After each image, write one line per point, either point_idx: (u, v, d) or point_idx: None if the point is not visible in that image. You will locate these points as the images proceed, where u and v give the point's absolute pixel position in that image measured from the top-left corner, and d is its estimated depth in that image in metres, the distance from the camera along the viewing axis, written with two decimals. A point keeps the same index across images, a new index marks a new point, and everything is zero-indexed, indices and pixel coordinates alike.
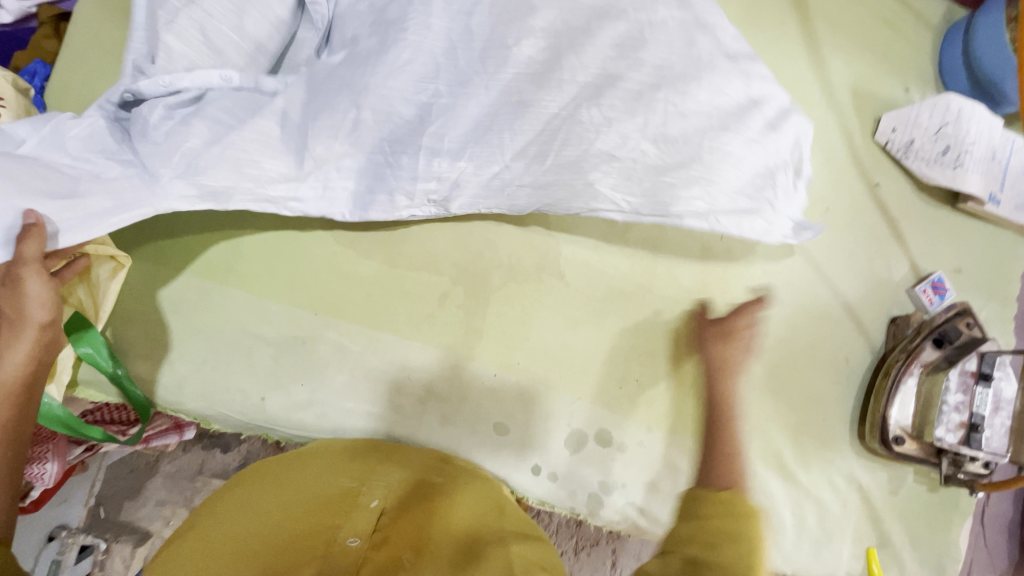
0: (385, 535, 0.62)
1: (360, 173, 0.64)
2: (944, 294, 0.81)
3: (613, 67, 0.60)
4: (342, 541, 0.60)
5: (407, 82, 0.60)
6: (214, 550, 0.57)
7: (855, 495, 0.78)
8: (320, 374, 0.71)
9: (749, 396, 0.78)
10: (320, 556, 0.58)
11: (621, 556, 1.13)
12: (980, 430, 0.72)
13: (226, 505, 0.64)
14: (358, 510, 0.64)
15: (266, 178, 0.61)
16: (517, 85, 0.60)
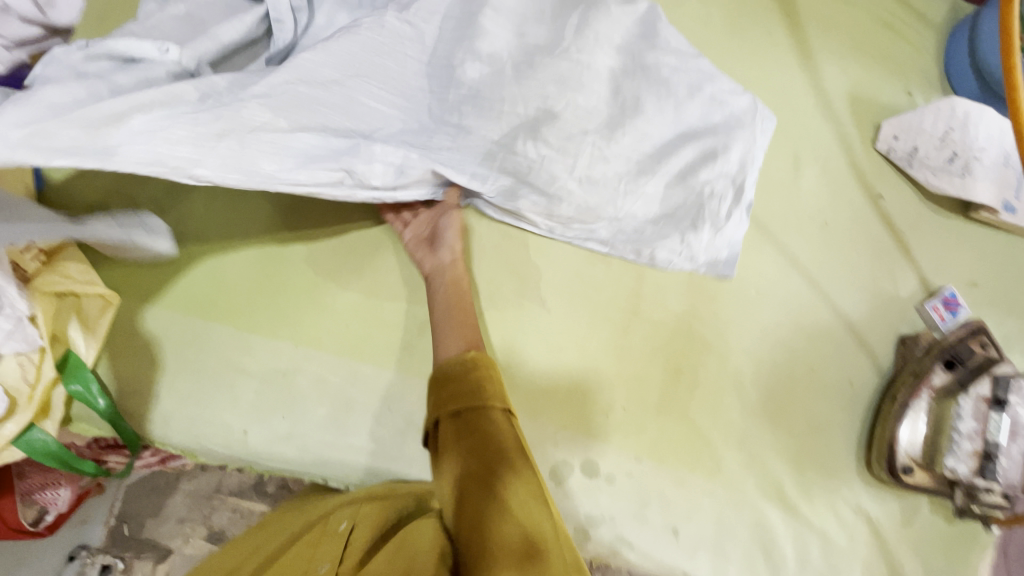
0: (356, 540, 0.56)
1: (298, 147, 0.52)
2: (958, 309, 0.76)
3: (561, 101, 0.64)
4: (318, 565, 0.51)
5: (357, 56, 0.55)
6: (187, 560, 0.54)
7: (863, 527, 0.74)
8: (301, 407, 0.71)
9: (744, 422, 0.74)
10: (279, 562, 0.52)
11: None
12: (997, 459, 0.66)
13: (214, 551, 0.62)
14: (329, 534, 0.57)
15: (187, 139, 0.46)
16: (461, 108, 0.61)
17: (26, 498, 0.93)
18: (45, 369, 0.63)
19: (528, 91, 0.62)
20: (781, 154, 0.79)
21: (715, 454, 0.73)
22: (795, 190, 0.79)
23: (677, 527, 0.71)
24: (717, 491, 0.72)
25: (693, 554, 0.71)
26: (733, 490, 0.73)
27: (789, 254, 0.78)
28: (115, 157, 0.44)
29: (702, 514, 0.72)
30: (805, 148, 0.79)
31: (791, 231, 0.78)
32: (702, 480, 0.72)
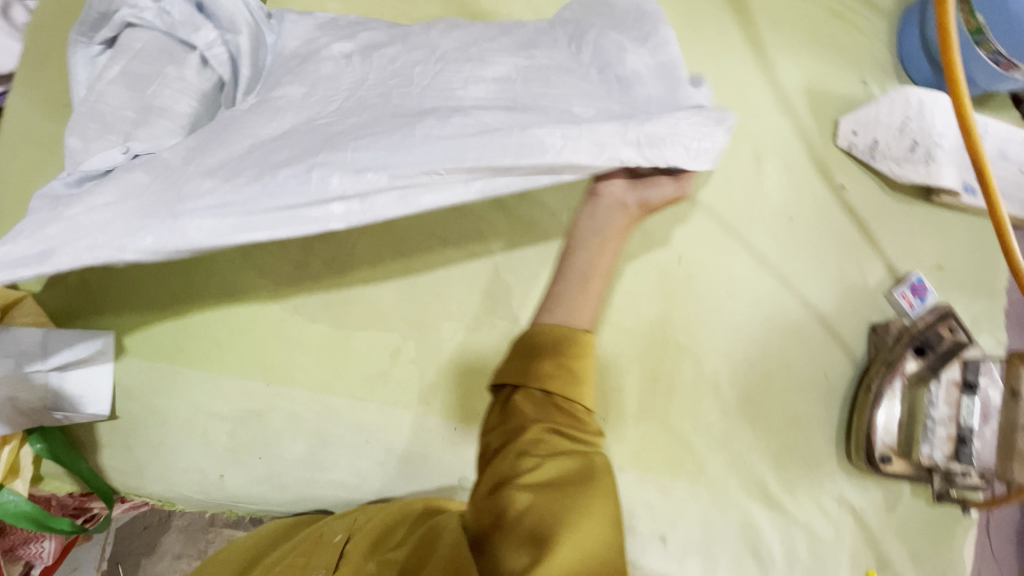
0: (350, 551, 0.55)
1: (225, 201, 0.44)
2: (926, 296, 0.77)
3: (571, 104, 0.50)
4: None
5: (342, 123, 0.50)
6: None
7: (848, 517, 0.74)
8: (277, 445, 0.70)
9: (724, 423, 0.74)
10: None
11: None
12: (971, 443, 0.67)
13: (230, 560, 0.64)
14: (324, 544, 0.59)
15: (113, 232, 0.44)
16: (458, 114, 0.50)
17: (10, 553, 0.92)
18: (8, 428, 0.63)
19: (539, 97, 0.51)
20: (743, 152, 0.79)
21: (697, 457, 0.73)
22: (759, 187, 0.78)
23: (664, 534, 0.72)
24: (701, 494, 0.73)
25: (681, 559, 0.71)
26: (717, 493, 0.73)
27: (758, 251, 0.78)
28: (52, 259, 0.45)
29: (688, 518, 0.72)
30: (765, 144, 0.79)
31: (758, 229, 0.78)
32: (686, 485, 0.72)
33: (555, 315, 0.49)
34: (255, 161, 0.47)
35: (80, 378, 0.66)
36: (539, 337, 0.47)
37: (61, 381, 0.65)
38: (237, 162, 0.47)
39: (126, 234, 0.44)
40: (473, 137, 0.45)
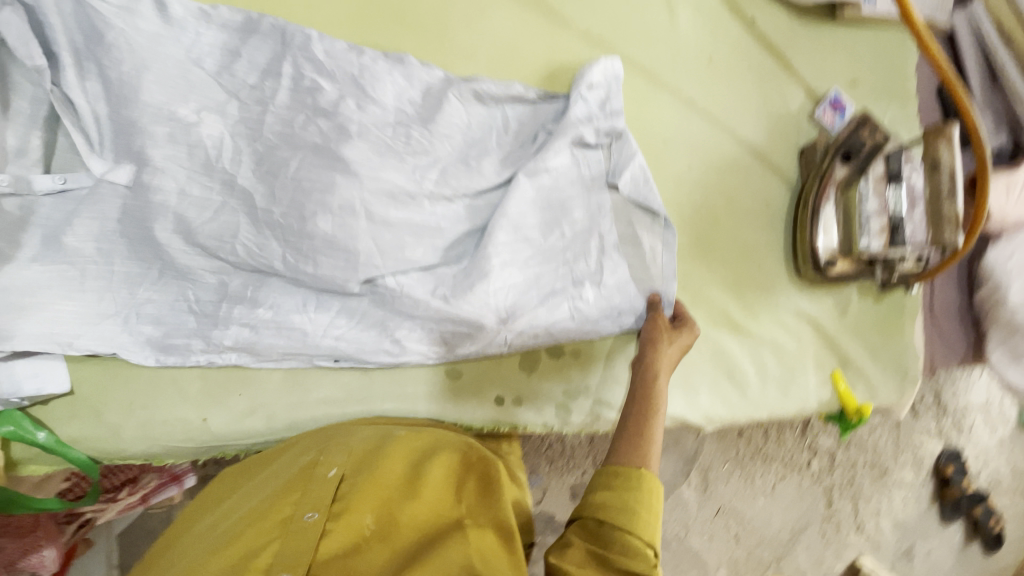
0: (358, 494, 0.57)
1: (159, 316, 0.67)
2: (845, 109, 0.81)
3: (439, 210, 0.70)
4: (304, 518, 0.55)
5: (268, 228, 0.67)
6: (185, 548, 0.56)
7: (807, 327, 0.80)
8: (255, 377, 0.69)
9: (681, 266, 0.78)
10: (278, 531, 0.55)
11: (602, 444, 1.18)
12: (904, 228, 0.70)
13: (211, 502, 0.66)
14: (318, 481, 0.59)
15: (70, 326, 0.64)
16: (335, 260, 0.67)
17: (10, 569, 0.90)
18: None
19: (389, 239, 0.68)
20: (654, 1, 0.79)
21: None
22: (675, 34, 0.79)
23: None
24: None
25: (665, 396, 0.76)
26: None
27: (685, 97, 0.79)
28: (12, 339, 0.62)
29: None
30: None
31: (681, 75, 0.79)
32: None
33: (626, 449, 0.59)
34: (184, 278, 0.67)
35: (28, 370, 0.64)
36: (630, 479, 0.56)
37: (9, 370, 0.63)
38: (168, 278, 0.67)
39: (79, 323, 0.64)
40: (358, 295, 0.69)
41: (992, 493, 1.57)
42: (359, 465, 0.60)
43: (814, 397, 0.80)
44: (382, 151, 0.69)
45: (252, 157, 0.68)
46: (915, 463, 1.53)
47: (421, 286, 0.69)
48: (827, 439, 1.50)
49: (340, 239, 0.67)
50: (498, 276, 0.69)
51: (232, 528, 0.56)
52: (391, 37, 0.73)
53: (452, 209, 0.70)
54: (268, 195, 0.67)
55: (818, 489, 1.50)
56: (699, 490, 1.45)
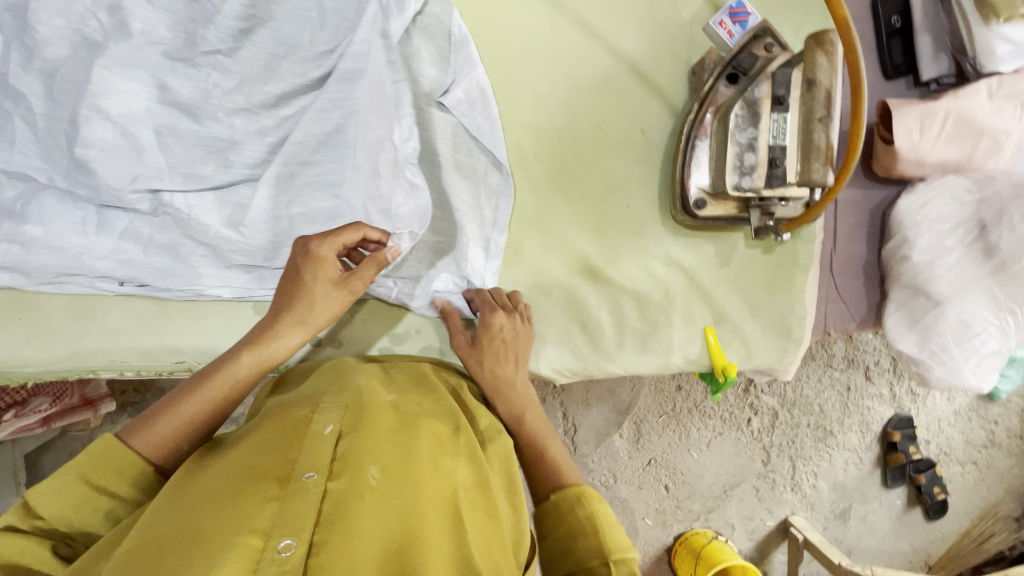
0: (355, 450, 0.42)
1: None
2: (746, 21, 0.66)
3: (241, 120, 0.61)
4: (297, 478, 0.39)
5: (51, 116, 0.57)
6: (274, 479, 0.39)
7: (678, 277, 0.71)
8: (34, 299, 0.62)
9: (536, 201, 0.69)
10: (275, 492, 0.38)
11: (570, 406, 1.21)
12: (782, 166, 0.60)
13: (249, 440, 0.45)
14: (313, 438, 0.43)
15: None
16: (119, 166, 0.58)
17: None
18: None
19: (181, 145, 0.60)
20: None
21: (512, 240, 0.69)
22: None
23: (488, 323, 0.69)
24: (521, 278, 0.69)
25: None
26: (540, 273, 0.69)
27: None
28: None
29: None
30: None
31: None
32: (504, 272, 0.69)
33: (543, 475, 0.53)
34: None
35: None
36: (552, 502, 0.51)
37: None
38: None
39: None
40: (152, 216, 0.62)
41: (941, 463, 1.32)
42: (361, 418, 0.45)
43: (679, 355, 0.72)
44: (169, 50, 0.58)
45: (22, 52, 0.56)
46: (862, 426, 1.29)
47: (219, 207, 0.62)
48: (771, 396, 1.27)
49: (120, 151, 0.58)
50: (299, 203, 0.62)
51: (226, 482, 0.39)
52: None
53: (257, 121, 0.61)
54: (47, 99, 0.57)
55: (756, 448, 1.27)
56: (629, 441, 1.24)
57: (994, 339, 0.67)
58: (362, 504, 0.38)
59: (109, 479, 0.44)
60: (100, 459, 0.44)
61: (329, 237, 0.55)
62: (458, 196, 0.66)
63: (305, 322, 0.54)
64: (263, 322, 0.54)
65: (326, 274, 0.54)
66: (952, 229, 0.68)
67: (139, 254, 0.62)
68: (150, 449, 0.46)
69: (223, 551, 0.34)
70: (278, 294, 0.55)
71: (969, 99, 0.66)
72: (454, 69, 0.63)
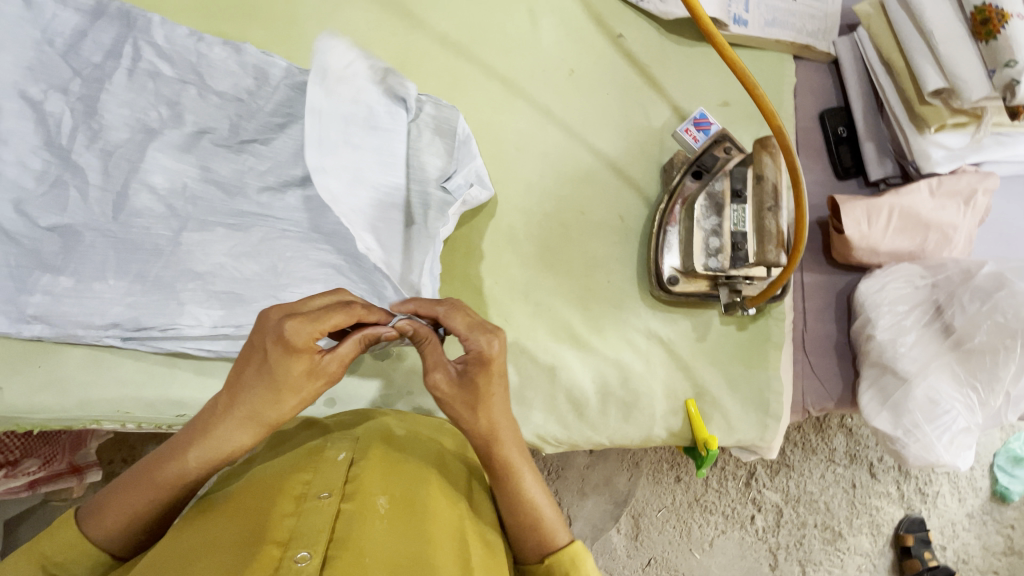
0: (363, 481, 0.49)
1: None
2: (709, 128, 0.78)
3: (267, 196, 0.69)
4: (312, 498, 0.47)
5: (102, 187, 0.66)
6: (288, 495, 0.47)
7: (657, 349, 0.76)
8: (55, 350, 0.67)
9: (525, 275, 0.75)
10: (293, 506, 0.46)
11: (565, 494, 1.19)
12: (744, 248, 0.68)
13: (268, 466, 0.53)
14: (327, 462, 0.51)
15: None
16: (153, 230, 0.66)
17: None
18: None
19: (209, 216, 0.68)
20: (516, 10, 0.79)
21: (503, 311, 0.74)
22: (537, 43, 0.79)
23: None
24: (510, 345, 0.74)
25: None
26: (527, 341, 0.74)
27: (542, 105, 0.78)
28: None
29: None
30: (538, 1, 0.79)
31: (538, 85, 0.78)
32: None
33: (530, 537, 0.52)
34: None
35: None
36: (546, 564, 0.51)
37: None
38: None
39: None
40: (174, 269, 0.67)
41: (960, 572, 1.24)
42: (369, 447, 0.54)
43: (661, 426, 0.75)
44: (214, 138, 0.69)
45: (88, 134, 0.67)
46: (872, 528, 1.23)
47: (232, 269, 0.67)
48: (774, 491, 1.23)
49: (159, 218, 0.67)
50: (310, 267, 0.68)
51: (254, 498, 0.48)
52: (239, 27, 0.73)
53: (282, 199, 0.70)
54: (102, 172, 0.66)
55: (761, 549, 1.21)
56: (627, 536, 1.19)
57: (963, 417, 0.69)
58: (367, 526, 0.45)
59: (71, 565, 0.47)
60: (67, 547, 0.47)
61: (315, 322, 0.47)
62: (455, 267, 0.74)
63: (259, 417, 0.49)
64: (221, 411, 0.49)
65: (301, 368, 0.47)
66: (910, 310, 0.73)
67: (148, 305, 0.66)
68: (101, 538, 0.48)
69: (249, 560, 0.41)
70: (242, 382, 0.48)
71: (913, 196, 0.75)
72: (455, 160, 0.72)
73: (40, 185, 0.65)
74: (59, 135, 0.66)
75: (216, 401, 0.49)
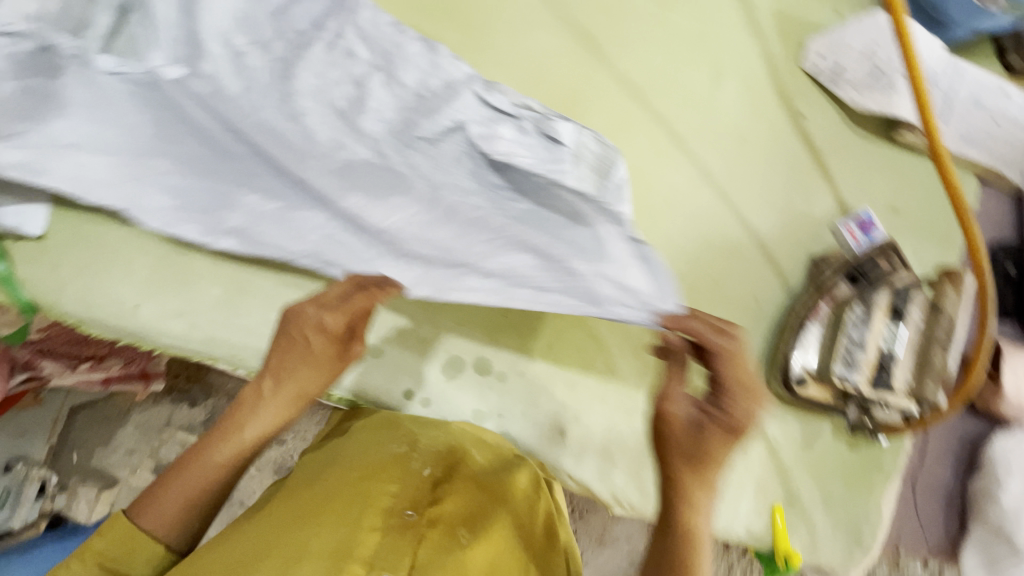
0: (445, 510, 0.50)
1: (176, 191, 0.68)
2: (873, 231, 0.73)
3: (418, 188, 0.70)
4: (398, 514, 0.48)
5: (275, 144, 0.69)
6: (369, 503, 0.48)
7: (758, 444, 0.72)
8: (195, 285, 0.71)
9: (644, 331, 0.73)
10: (379, 521, 0.46)
11: None
12: (891, 370, 0.66)
13: (349, 464, 0.55)
14: (410, 475, 0.53)
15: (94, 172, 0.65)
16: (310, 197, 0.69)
17: None
18: None
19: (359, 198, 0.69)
20: (703, 65, 0.77)
21: (612, 360, 0.72)
22: (713, 104, 0.77)
23: (566, 428, 0.71)
24: (610, 397, 0.71)
25: (578, 456, 0.70)
26: (628, 398, 0.71)
27: (704, 166, 0.76)
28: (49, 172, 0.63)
29: (593, 416, 0.71)
30: (724, 62, 0.77)
31: (704, 144, 0.76)
32: (596, 385, 0.71)
33: None
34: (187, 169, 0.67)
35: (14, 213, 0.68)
36: None
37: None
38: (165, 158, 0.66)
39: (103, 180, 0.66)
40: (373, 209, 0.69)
41: None
42: (453, 469, 0.56)
43: (742, 524, 0.70)
44: (391, 125, 0.68)
45: None
46: None
47: (422, 235, 0.71)
48: None
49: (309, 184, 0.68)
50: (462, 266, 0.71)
51: (341, 505, 0.48)
52: (433, 21, 0.75)
53: (431, 196, 0.70)
54: None
55: None
56: None
57: None
58: (450, 559, 0.46)
59: (126, 556, 0.47)
60: (121, 546, 0.47)
61: (341, 308, 0.52)
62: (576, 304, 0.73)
63: (303, 394, 0.52)
64: (257, 395, 0.51)
65: (326, 349, 0.52)
66: None
67: (345, 234, 0.71)
68: (154, 535, 0.48)
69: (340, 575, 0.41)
70: (273, 368, 0.51)
71: None
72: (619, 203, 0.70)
73: (217, 122, 0.64)
74: (230, 69, 0.63)
75: (258, 385, 0.51)
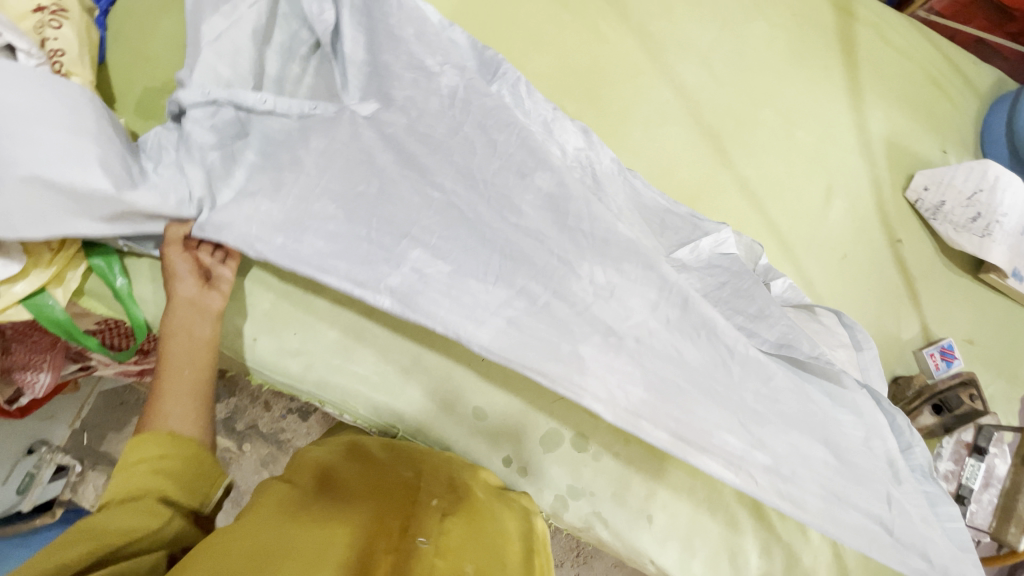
0: (455, 539, 0.50)
1: (335, 235, 0.63)
2: (952, 361, 0.78)
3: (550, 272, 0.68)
4: (411, 540, 0.48)
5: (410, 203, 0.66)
6: (380, 528, 0.49)
7: (828, 551, 0.76)
8: (314, 326, 0.72)
9: None
10: (394, 542, 0.48)
11: None
12: (967, 503, 0.70)
13: (367, 484, 0.57)
14: (423, 506, 0.54)
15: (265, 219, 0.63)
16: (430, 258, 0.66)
17: (7, 374, 0.94)
18: (58, 262, 0.66)
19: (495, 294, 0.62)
20: (816, 180, 0.82)
21: None
22: (822, 219, 0.81)
23: (652, 515, 0.73)
24: (697, 487, 0.75)
25: (662, 542, 0.73)
26: (712, 490, 0.75)
27: (806, 276, 0.80)
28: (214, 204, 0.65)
29: (678, 505, 0.74)
30: (838, 180, 0.82)
31: (809, 255, 0.80)
32: (684, 475, 0.75)
33: None
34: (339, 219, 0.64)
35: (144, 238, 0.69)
36: None
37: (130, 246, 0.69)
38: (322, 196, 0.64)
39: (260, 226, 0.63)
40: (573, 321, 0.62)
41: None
42: (464, 499, 0.56)
43: None
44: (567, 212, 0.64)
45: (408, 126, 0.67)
46: None
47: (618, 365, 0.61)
48: None
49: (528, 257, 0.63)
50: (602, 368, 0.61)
51: (353, 524, 0.49)
52: (574, 100, 0.78)
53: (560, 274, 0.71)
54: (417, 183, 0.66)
55: None
56: None
57: None
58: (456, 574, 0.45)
59: (156, 461, 0.54)
60: (136, 448, 0.54)
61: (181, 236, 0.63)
62: None
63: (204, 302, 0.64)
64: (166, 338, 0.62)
65: (186, 263, 0.63)
66: None
67: (528, 327, 0.62)
68: (196, 429, 0.58)
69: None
70: (179, 305, 0.62)
71: None
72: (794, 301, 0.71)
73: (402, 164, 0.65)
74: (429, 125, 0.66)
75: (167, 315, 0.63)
